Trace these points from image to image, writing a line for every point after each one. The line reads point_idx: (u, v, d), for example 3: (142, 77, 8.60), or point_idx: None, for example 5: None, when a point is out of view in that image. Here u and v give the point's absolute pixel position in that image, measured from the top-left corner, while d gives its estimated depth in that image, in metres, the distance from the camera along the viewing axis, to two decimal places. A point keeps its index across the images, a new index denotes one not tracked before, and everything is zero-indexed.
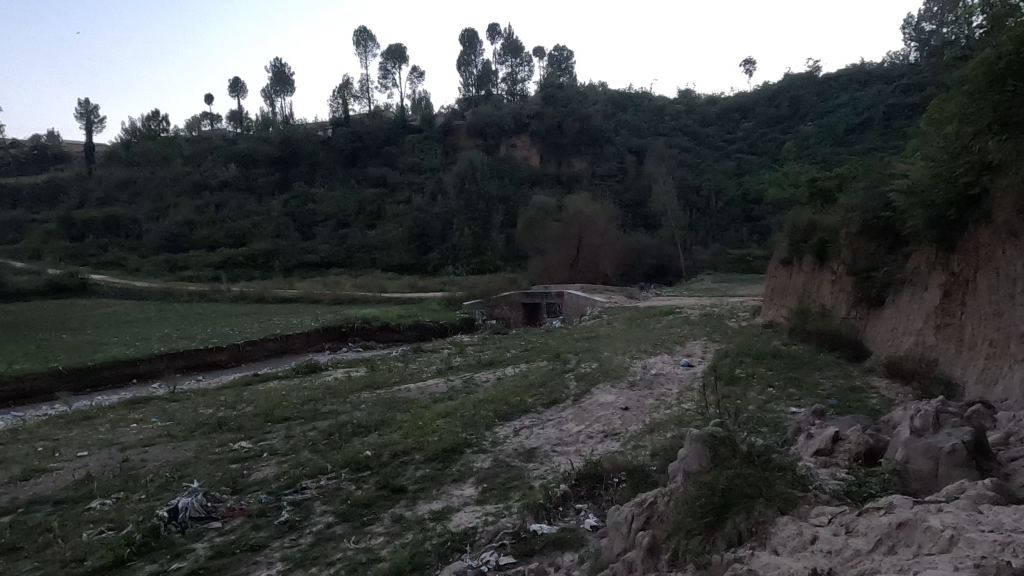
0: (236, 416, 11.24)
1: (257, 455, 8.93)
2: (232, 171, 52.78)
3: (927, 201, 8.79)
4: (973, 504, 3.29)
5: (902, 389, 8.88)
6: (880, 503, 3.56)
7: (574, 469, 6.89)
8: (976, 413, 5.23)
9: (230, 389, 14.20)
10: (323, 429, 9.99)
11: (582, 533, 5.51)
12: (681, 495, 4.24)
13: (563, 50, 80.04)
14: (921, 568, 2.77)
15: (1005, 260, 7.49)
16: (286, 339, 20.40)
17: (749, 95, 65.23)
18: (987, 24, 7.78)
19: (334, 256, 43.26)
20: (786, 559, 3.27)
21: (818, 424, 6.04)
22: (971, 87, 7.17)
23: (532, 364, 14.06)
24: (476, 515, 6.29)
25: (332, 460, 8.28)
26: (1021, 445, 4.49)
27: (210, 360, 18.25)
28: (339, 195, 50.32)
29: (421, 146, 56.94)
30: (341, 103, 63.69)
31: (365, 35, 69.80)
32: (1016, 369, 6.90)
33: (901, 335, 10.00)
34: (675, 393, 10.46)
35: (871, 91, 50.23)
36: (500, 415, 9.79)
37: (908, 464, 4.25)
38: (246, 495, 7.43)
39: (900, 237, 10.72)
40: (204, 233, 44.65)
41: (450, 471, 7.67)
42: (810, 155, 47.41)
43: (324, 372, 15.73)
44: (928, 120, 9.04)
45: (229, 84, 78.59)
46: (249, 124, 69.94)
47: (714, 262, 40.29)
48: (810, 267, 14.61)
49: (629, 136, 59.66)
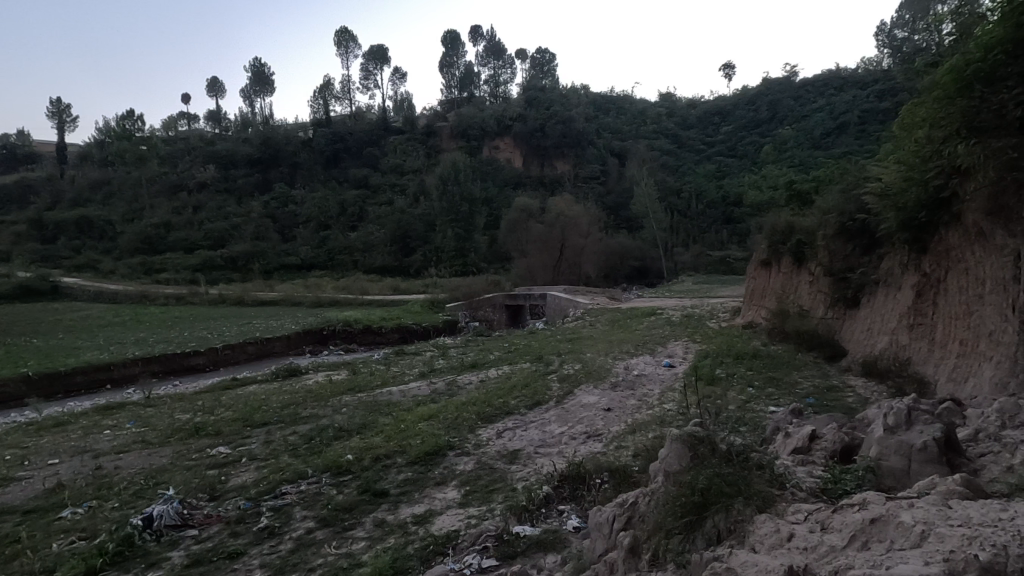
0: (215, 420, 11.04)
1: (236, 460, 8.78)
2: (210, 171, 52.05)
3: (899, 203, 8.98)
4: (943, 499, 3.36)
5: (877, 387, 9.08)
6: (854, 500, 3.61)
7: (557, 471, 6.91)
8: (946, 410, 5.36)
9: (207, 394, 13.90)
10: (304, 433, 9.87)
11: (565, 535, 5.52)
12: (662, 496, 4.29)
13: (546, 53, 80.46)
14: (893, 563, 2.81)
15: (974, 261, 7.70)
16: (266, 342, 20.14)
17: (729, 99, 66.19)
18: (956, 31, 7.99)
19: (315, 258, 42.99)
20: (764, 557, 3.31)
21: (795, 423, 6.09)
22: (941, 93, 7.36)
23: (515, 366, 14.08)
24: (458, 518, 6.27)
25: (313, 465, 8.18)
26: (990, 442, 4.58)
27: (188, 364, 17.94)
28: (321, 197, 49.84)
29: (404, 148, 56.83)
30: (322, 103, 63.33)
31: (347, 35, 69.34)
32: (986, 367, 7.07)
33: (876, 335, 10.22)
34: (657, 393, 10.57)
35: (847, 96, 51.24)
36: (483, 417, 9.77)
37: (882, 461, 4.35)
38: (224, 501, 7.30)
39: (874, 239, 10.95)
40: (182, 234, 43.96)
41: (432, 474, 7.62)
42: (788, 158, 48.22)
43: (306, 374, 15.60)
44: (900, 125, 9.24)
45: (206, 84, 77.45)
46: (228, 124, 69.16)
47: (695, 264, 40.87)
48: (788, 268, 14.87)
49: (611, 138, 60.24)
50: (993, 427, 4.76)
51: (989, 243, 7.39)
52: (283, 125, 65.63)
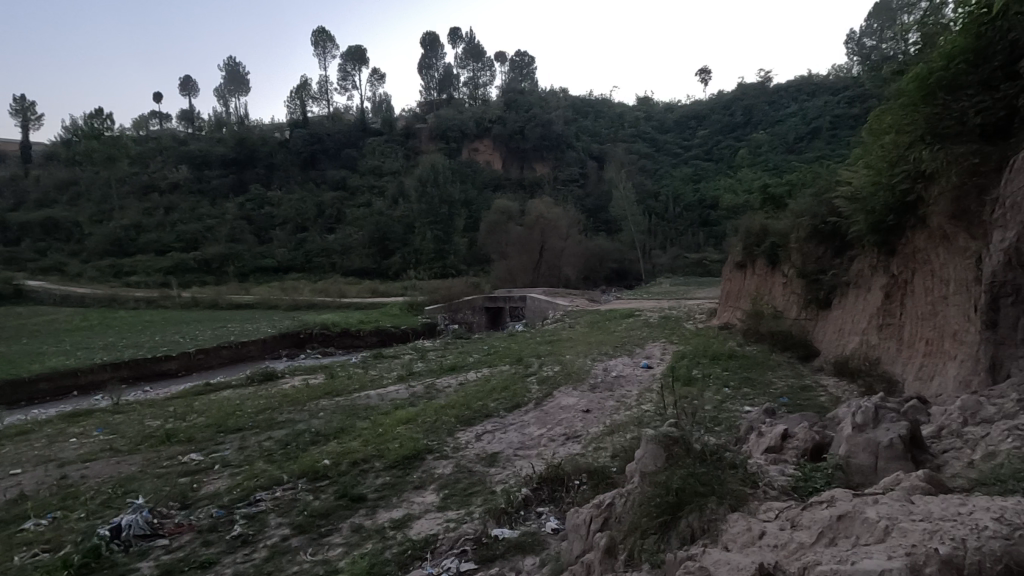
0: (187, 427, 10.79)
1: (208, 467, 8.60)
2: (182, 172, 50.99)
3: (868, 207, 9.24)
4: (907, 495, 3.45)
5: (848, 387, 9.29)
6: (823, 497, 3.66)
7: (536, 472, 6.93)
8: (912, 408, 5.51)
9: (179, 400, 13.62)
10: (279, 438, 9.74)
11: (544, 536, 5.52)
12: (638, 495, 4.35)
13: (525, 56, 80.80)
14: (858, 559, 2.87)
15: (939, 264, 7.94)
16: (241, 346, 19.77)
17: (705, 104, 67.28)
18: (921, 40, 8.24)
19: (292, 261, 42.41)
20: (735, 555, 3.36)
21: (768, 423, 6.19)
22: (906, 100, 7.56)
23: (494, 368, 14.07)
24: (437, 522, 6.23)
25: (288, 471, 8.07)
26: (953, 438, 4.71)
27: (158, 369, 17.47)
28: (297, 199, 49.20)
29: (382, 149, 56.51)
30: (299, 104, 62.67)
31: (325, 35, 68.75)
32: (950, 365, 7.29)
33: (847, 335, 10.48)
34: (635, 393, 10.68)
35: (819, 102, 52.42)
36: (462, 420, 9.73)
37: (851, 458, 4.47)
38: (196, 509, 7.15)
39: (846, 241, 11.22)
40: (153, 236, 42.91)
41: (411, 478, 7.57)
42: (762, 162, 49.10)
43: (282, 379, 15.33)
44: (868, 131, 9.49)
45: (179, 83, 75.95)
46: (201, 124, 67.84)
47: (673, 266, 41.36)
48: (762, 270, 15.15)
49: (590, 142, 60.72)
50: (956, 423, 4.91)
51: (952, 246, 7.62)
52: (258, 125, 64.66)
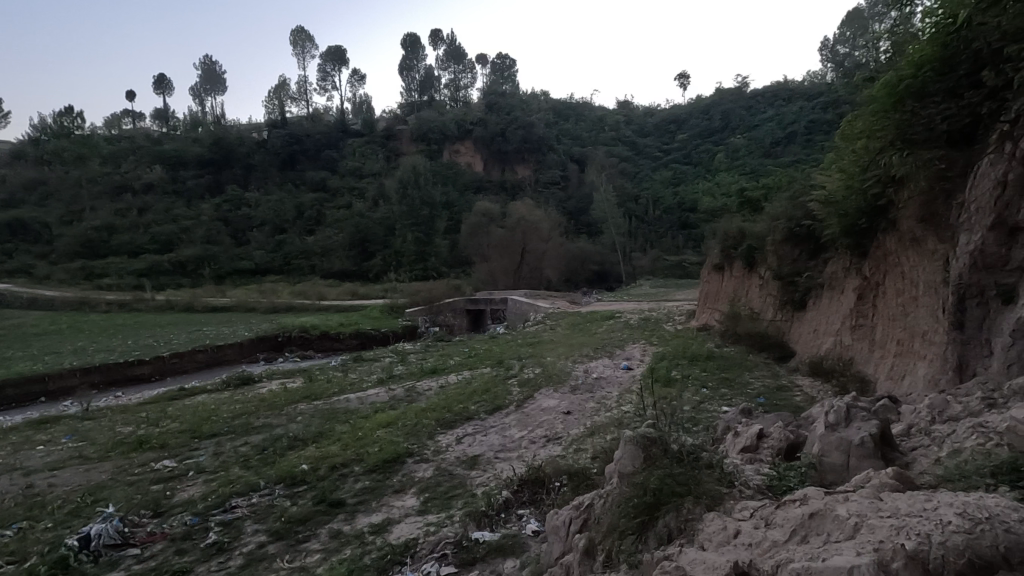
0: (161, 433, 10.55)
1: (182, 474, 8.43)
2: (157, 172, 49.92)
3: (841, 211, 9.44)
4: (876, 492, 3.51)
5: (822, 386, 9.48)
6: (796, 496, 3.71)
7: (516, 475, 6.93)
8: (882, 407, 5.63)
9: (152, 405, 13.30)
10: (256, 443, 9.57)
11: (524, 538, 5.50)
12: (616, 496, 4.39)
13: (506, 59, 81.06)
14: (829, 555, 2.93)
15: (909, 266, 8.16)
16: (217, 350, 19.39)
17: (684, 109, 68.22)
18: (891, 48, 8.45)
19: (270, 263, 41.81)
20: (711, 554, 3.40)
21: (744, 423, 6.28)
22: (877, 106, 7.66)
23: (475, 371, 14.01)
24: (417, 526, 6.18)
25: (265, 476, 7.92)
26: (921, 436, 4.83)
27: (131, 374, 17.03)
28: (276, 200, 48.51)
29: (362, 151, 56.08)
30: (277, 104, 61.96)
31: (304, 35, 68.09)
32: (920, 365, 7.49)
33: (822, 336, 10.70)
34: (615, 395, 10.74)
35: (795, 108, 53.48)
36: (442, 423, 9.68)
37: (824, 457, 4.57)
38: (170, 517, 6.99)
39: (820, 243, 11.45)
40: (125, 237, 41.92)
41: (391, 481, 7.51)
42: (740, 166, 49.79)
43: (259, 383, 15.04)
44: (840, 136, 9.68)
45: (153, 81, 74.47)
46: (176, 124, 66.54)
47: (653, 268, 41.74)
48: (740, 272, 15.39)
49: (571, 144, 61.10)
50: (924, 422, 5.03)
51: (921, 248, 7.81)
52: (235, 125, 63.66)
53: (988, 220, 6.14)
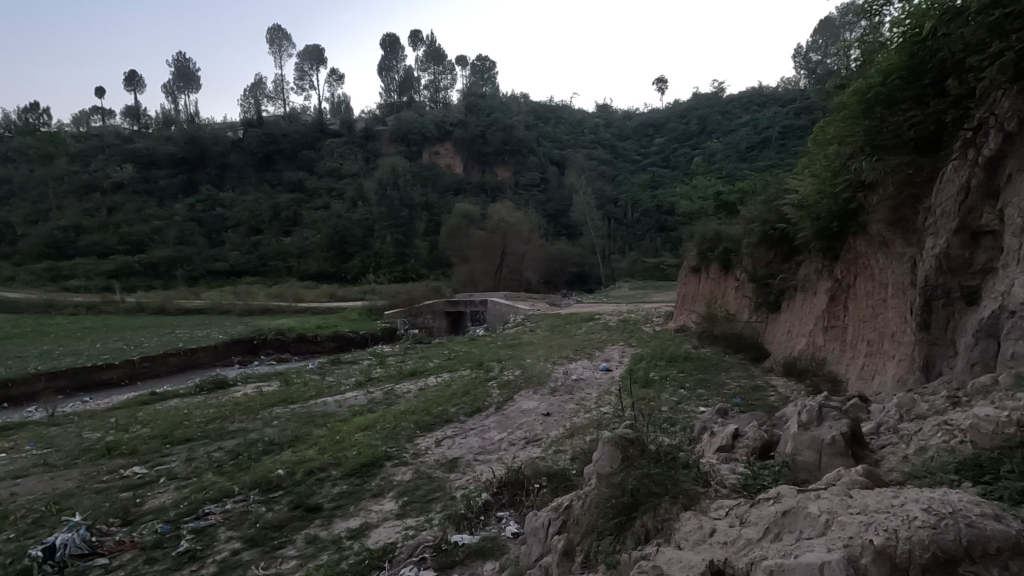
0: (131, 438, 10.29)
1: (153, 480, 8.22)
2: (128, 171, 48.66)
3: (814, 215, 9.65)
4: (845, 490, 3.59)
5: (796, 386, 9.68)
6: (770, 494, 3.77)
7: (495, 477, 6.92)
8: (852, 406, 5.77)
9: (122, 410, 12.95)
10: (230, 448, 9.39)
11: (503, 540, 5.48)
12: (595, 496, 4.42)
13: (486, 61, 81.19)
14: (801, 552, 2.99)
15: (878, 268, 8.38)
16: (190, 354, 18.96)
17: (662, 113, 69.14)
18: (862, 57, 8.64)
19: (245, 264, 41.09)
20: (688, 553, 3.44)
21: (719, 423, 6.38)
22: (847, 113, 7.81)
23: (455, 373, 13.97)
24: (395, 530, 6.12)
25: (240, 482, 7.77)
26: (890, 434, 4.96)
27: (100, 378, 16.53)
28: (252, 200, 47.72)
29: (341, 151, 55.51)
30: (253, 102, 61.04)
31: (280, 33, 67.22)
32: (890, 365, 7.69)
33: (795, 337, 10.93)
34: (594, 396, 10.79)
35: (769, 113, 54.57)
36: (422, 426, 9.62)
37: (796, 456, 4.66)
38: (139, 525, 6.80)
39: (793, 246, 11.70)
40: (94, 238, 40.77)
41: (369, 486, 7.43)
42: (716, 170, 50.58)
43: (234, 387, 14.75)
44: (813, 141, 9.87)
45: (123, 77, 72.68)
46: (148, 122, 64.99)
47: (632, 270, 42.10)
48: (716, 274, 15.63)
49: (551, 147, 61.36)
50: (893, 420, 5.16)
51: (890, 251, 8.03)
52: (209, 124, 62.48)
53: (952, 224, 6.35)
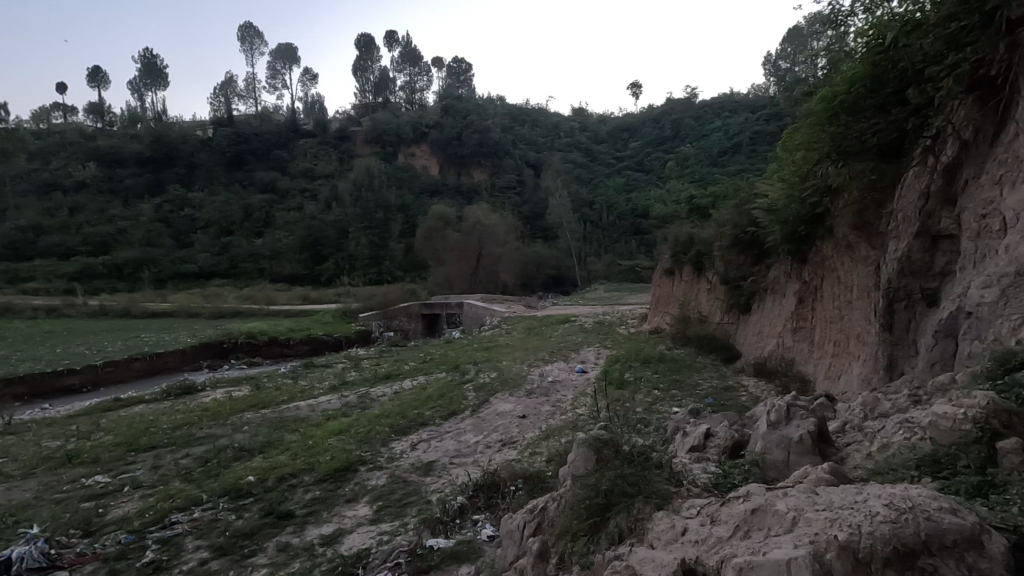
0: (94, 446, 9.95)
1: (117, 490, 7.95)
2: (90, 170, 47.03)
3: (782, 218, 9.88)
4: (812, 487, 3.68)
5: (766, 386, 9.91)
6: (740, 492, 3.84)
7: (472, 481, 6.89)
8: (820, 405, 5.92)
9: (85, 418, 12.52)
10: (198, 455, 9.15)
11: (479, 544, 5.46)
12: (569, 498, 4.45)
13: (462, 63, 81.16)
14: (769, 549, 3.05)
15: (844, 271, 8.64)
16: (156, 358, 18.45)
17: (636, 118, 70.04)
18: (828, 65, 8.86)
19: (215, 266, 40.17)
20: (661, 552, 3.48)
21: (693, 423, 6.48)
22: (814, 119, 7.99)
23: (431, 376, 13.88)
24: (369, 536, 6.05)
25: (208, 490, 7.57)
26: (855, 431, 5.12)
27: (60, 385, 15.93)
28: (222, 200, 46.69)
29: (315, 151, 54.74)
30: (223, 101, 59.78)
31: (252, 31, 66.02)
32: (855, 365, 7.93)
33: (765, 337, 11.19)
34: (569, 398, 10.85)
35: (740, 119, 55.76)
36: (397, 429, 9.53)
37: (766, 454, 4.76)
38: (102, 536, 6.58)
39: (763, 249, 11.95)
40: (55, 239, 39.32)
41: (343, 491, 7.32)
42: (689, 174, 51.41)
43: (203, 392, 14.40)
44: (782, 147, 10.08)
45: (87, 73, 70.43)
46: (112, 119, 63.09)
47: (607, 272, 42.50)
48: (689, 277, 15.88)
49: (527, 150, 61.60)
50: (857, 418, 5.31)
51: (855, 255, 8.28)
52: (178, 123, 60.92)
53: (914, 229, 6.58)
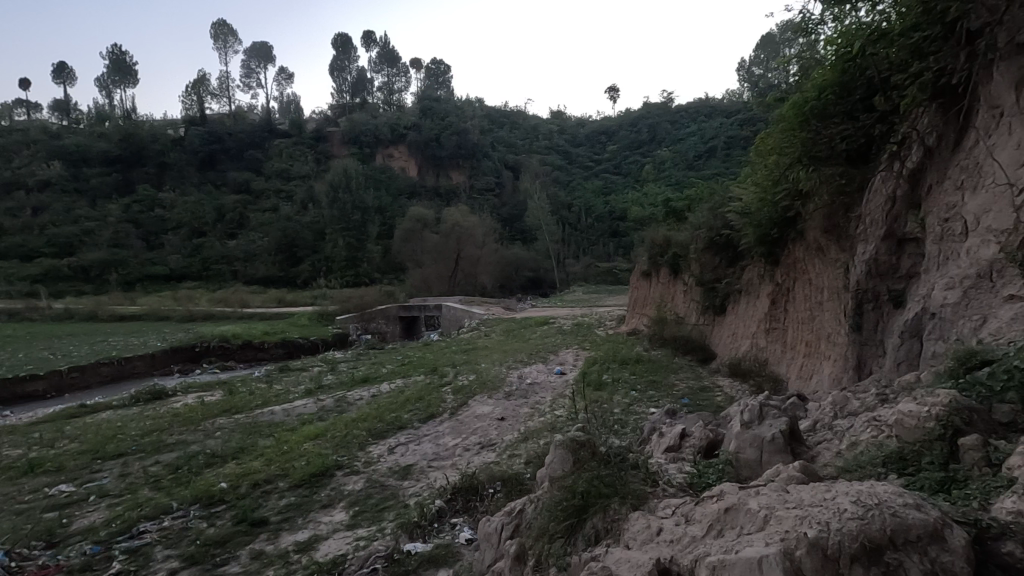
0: (57, 454, 9.63)
1: (82, 499, 7.70)
2: (55, 168, 45.49)
3: (756, 221, 10.07)
4: (782, 486, 3.75)
5: (740, 386, 10.09)
6: (713, 492, 3.89)
7: (450, 484, 6.86)
8: (792, 404, 6.04)
9: (49, 424, 12.12)
10: (168, 462, 8.92)
11: (457, 547, 5.41)
12: (546, 500, 4.46)
13: (440, 65, 81.02)
14: (741, 547, 3.10)
15: (815, 273, 8.83)
16: (125, 363, 17.95)
17: (614, 121, 70.78)
18: (800, 72, 9.05)
19: (187, 269, 39.27)
20: (636, 553, 3.52)
21: (669, 424, 6.57)
22: (786, 124, 8.13)
23: (409, 379, 13.77)
24: (346, 541, 5.97)
25: (179, 497, 7.38)
26: (826, 430, 5.23)
27: (23, 392, 15.35)
28: (194, 201, 45.72)
29: (290, 152, 53.95)
30: (195, 100, 58.62)
31: (225, 29, 64.86)
32: (825, 365, 8.13)
33: (739, 338, 11.39)
34: (548, 400, 10.89)
35: (715, 124, 56.78)
36: (375, 433, 9.43)
37: (740, 453, 4.83)
38: (65, 547, 6.36)
39: (737, 251, 12.17)
40: (17, 240, 38.01)
41: (319, 497, 7.20)
42: (666, 177, 52.11)
43: (174, 398, 14.05)
44: (755, 151, 10.26)
45: (52, 70, 68.41)
46: (79, 117, 61.34)
47: (585, 274, 42.82)
48: (665, 278, 16.09)
49: (505, 152, 61.73)
50: (828, 417, 5.44)
51: (826, 257, 8.47)
52: (148, 121, 59.37)
53: (881, 232, 6.77)
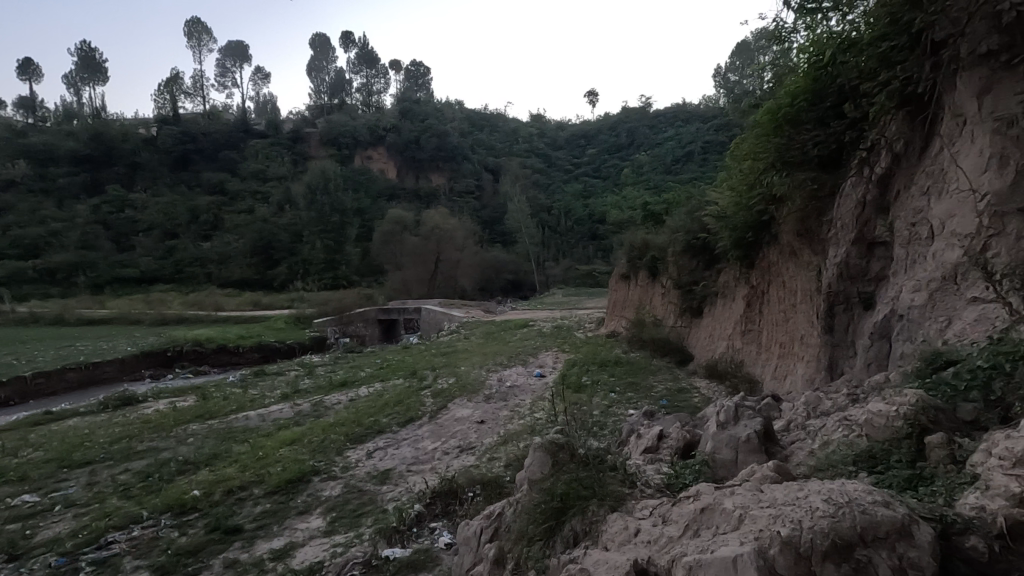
0: (20, 463, 9.30)
1: (47, 509, 7.44)
2: (20, 167, 44.07)
3: (732, 225, 10.23)
4: (756, 485, 3.81)
5: (717, 387, 10.25)
6: (690, 492, 3.93)
7: (428, 488, 6.81)
8: (767, 405, 6.14)
9: (11, 433, 11.71)
10: (138, 470, 8.68)
11: (436, 552, 5.35)
12: (525, 503, 4.46)
13: (420, 67, 80.77)
14: (717, 546, 3.14)
15: (789, 276, 9.01)
16: (93, 368, 17.43)
17: (594, 125, 71.28)
18: (774, 79, 9.22)
19: (159, 271, 38.37)
20: (614, 554, 3.54)
21: (647, 425, 6.63)
22: (761, 130, 8.27)
23: (388, 383, 13.64)
24: (322, 548, 5.88)
25: (149, 506, 7.19)
26: (799, 429, 5.34)
27: None
28: (166, 202, 44.72)
29: (267, 153, 53.13)
30: (168, 99, 57.40)
31: (200, 26, 63.53)
32: (799, 366, 8.29)
33: (716, 340, 11.57)
34: (527, 403, 10.90)
35: (692, 129, 57.53)
36: (353, 438, 9.32)
37: (716, 454, 4.89)
38: (27, 560, 6.14)
39: (713, 255, 12.36)
40: None
41: (295, 503, 7.08)
42: (644, 180, 52.63)
43: (144, 404, 13.68)
44: (731, 156, 10.43)
45: (17, 66, 66.33)
46: (45, 115, 59.57)
47: (565, 277, 42.98)
48: (644, 281, 16.27)
49: (485, 154, 61.72)
50: (801, 417, 5.55)
51: (799, 260, 8.65)
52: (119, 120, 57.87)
53: (852, 236, 6.94)
